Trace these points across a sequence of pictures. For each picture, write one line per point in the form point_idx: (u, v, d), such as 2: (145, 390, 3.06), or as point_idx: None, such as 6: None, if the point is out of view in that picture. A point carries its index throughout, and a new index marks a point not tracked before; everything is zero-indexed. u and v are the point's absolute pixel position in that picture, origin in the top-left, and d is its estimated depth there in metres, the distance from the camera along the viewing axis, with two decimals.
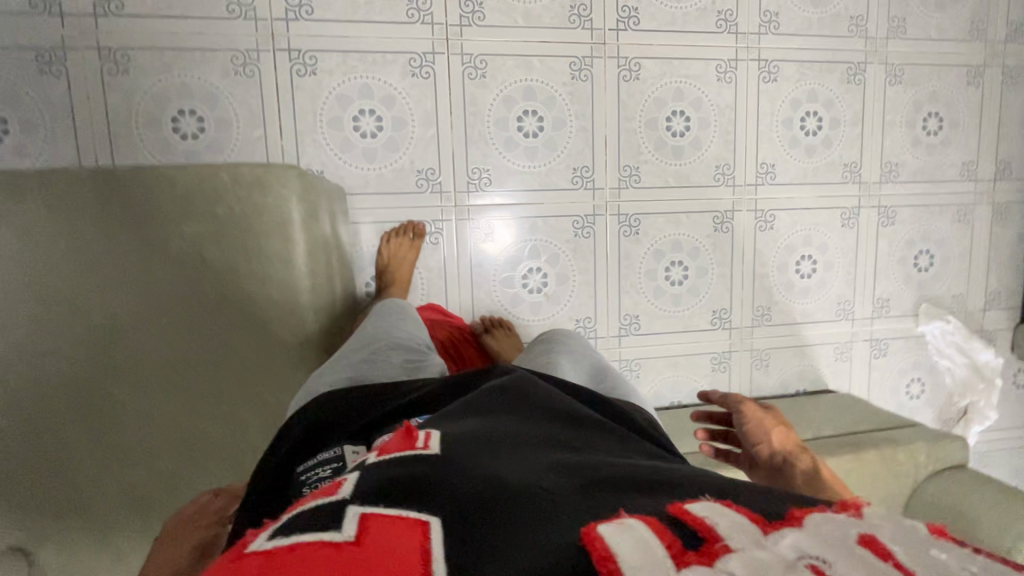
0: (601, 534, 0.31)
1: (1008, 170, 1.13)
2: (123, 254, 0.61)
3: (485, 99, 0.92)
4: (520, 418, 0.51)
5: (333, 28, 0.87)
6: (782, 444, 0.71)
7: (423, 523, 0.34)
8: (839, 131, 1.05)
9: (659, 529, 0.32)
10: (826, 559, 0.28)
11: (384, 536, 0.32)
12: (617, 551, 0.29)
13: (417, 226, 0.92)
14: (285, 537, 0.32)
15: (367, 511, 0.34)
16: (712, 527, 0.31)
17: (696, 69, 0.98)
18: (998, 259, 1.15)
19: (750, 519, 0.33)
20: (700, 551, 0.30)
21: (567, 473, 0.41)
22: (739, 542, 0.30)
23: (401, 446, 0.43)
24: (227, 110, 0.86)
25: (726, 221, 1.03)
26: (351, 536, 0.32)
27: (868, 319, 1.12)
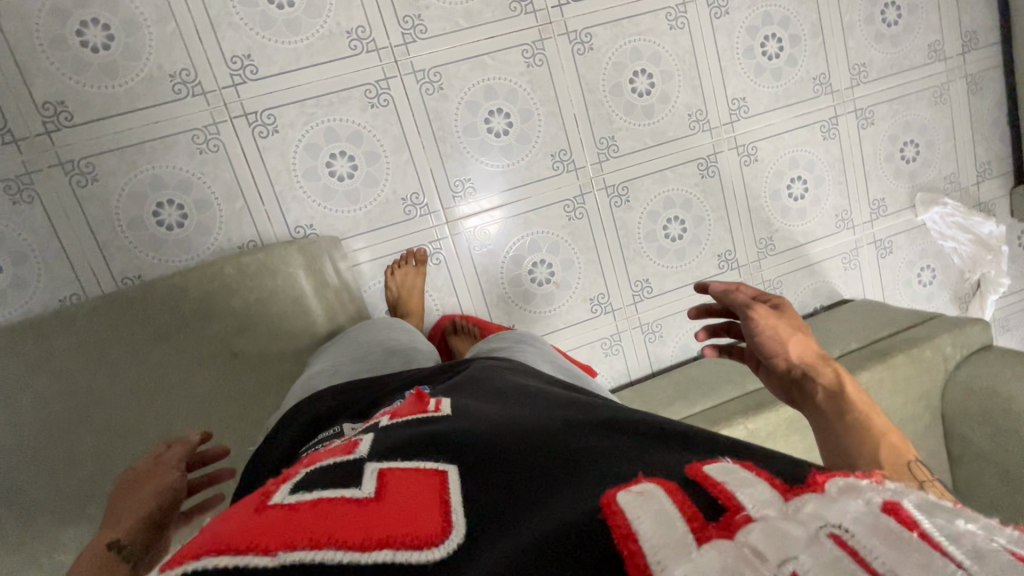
0: (621, 508, 0.33)
1: (975, 40, 1.11)
2: (167, 356, 0.72)
3: (448, 110, 0.92)
4: (534, 397, 0.53)
5: (282, 80, 0.86)
6: (800, 356, 0.64)
7: (441, 473, 0.40)
8: (801, 46, 1.03)
9: (680, 495, 0.33)
10: (848, 528, 0.28)
11: (401, 491, 0.37)
12: (637, 529, 0.31)
13: (417, 252, 0.92)
14: (305, 491, 0.36)
15: (384, 468, 0.39)
16: (734, 495, 0.32)
17: (647, 23, 0.96)
18: (983, 130, 1.15)
19: (772, 486, 0.33)
20: (720, 525, 0.30)
21: (586, 446, 0.43)
22: (763, 511, 0.31)
23: (414, 410, 0.50)
24: (204, 190, 0.86)
25: (711, 165, 1.03)
26: (372, 492, 0.36)
27: (867, 222, 1.13)
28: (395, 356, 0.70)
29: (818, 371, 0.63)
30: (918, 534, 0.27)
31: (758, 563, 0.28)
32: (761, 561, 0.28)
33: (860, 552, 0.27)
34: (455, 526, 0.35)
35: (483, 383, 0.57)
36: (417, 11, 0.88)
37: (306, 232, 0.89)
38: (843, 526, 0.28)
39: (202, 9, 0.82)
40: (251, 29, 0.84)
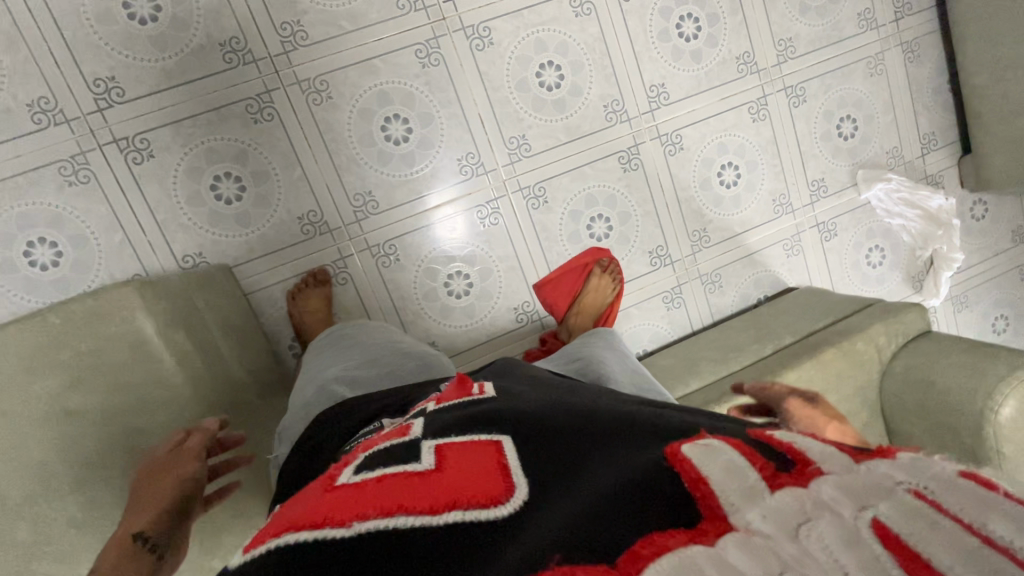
0: (689, 457, 0.33)
1: (907, 6, 1.05)
2: None
3: (340, 119, 0.86)
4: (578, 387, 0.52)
5: (154, 101, 0.80)
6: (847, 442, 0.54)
7: (496, 442, 0.38)
8: (720, 26, 0.97)
9: (750, 453, 0.33)
10: (927, 485, 0.28)
11: (461, 462, 0.36)
12: (708, 474, 0.31)
13: (317, 272, 0.87)
14: (368, 470, 0.35)
15: (441, 443, 0.37)
16: (803, 452, 0.32)
17: (550, 12, 0.90)
18: (924, 100, 1.10)
19: (839, 450, 0.32)
20: (793, 474, 0.31)
21: (641, 412, 0.43)
22: (831, 466, 0.31)
23: (458, 394, 0.46)
24: (78, 225, 0.80)
25: (633, 157, 0.97)
26: (431, 464, 0.35)
27: (808, 206, 1.07)
28: (412, 359, 0.70)
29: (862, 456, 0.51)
30: (1001, 494, 0.27)
31: (835, 509, 0.28)
32: (838, 509, 0.28)
33: (941, 505, 0.27)
34: (518, 486, 0.34)
35: (517, 368, 0.57)
36: (295, 17, 0.82)
37: (195, 261, 0.84)
38: (923, 484, 0.28)
39: (55, 30, 0.76)
40: (113, 49, 0.78)
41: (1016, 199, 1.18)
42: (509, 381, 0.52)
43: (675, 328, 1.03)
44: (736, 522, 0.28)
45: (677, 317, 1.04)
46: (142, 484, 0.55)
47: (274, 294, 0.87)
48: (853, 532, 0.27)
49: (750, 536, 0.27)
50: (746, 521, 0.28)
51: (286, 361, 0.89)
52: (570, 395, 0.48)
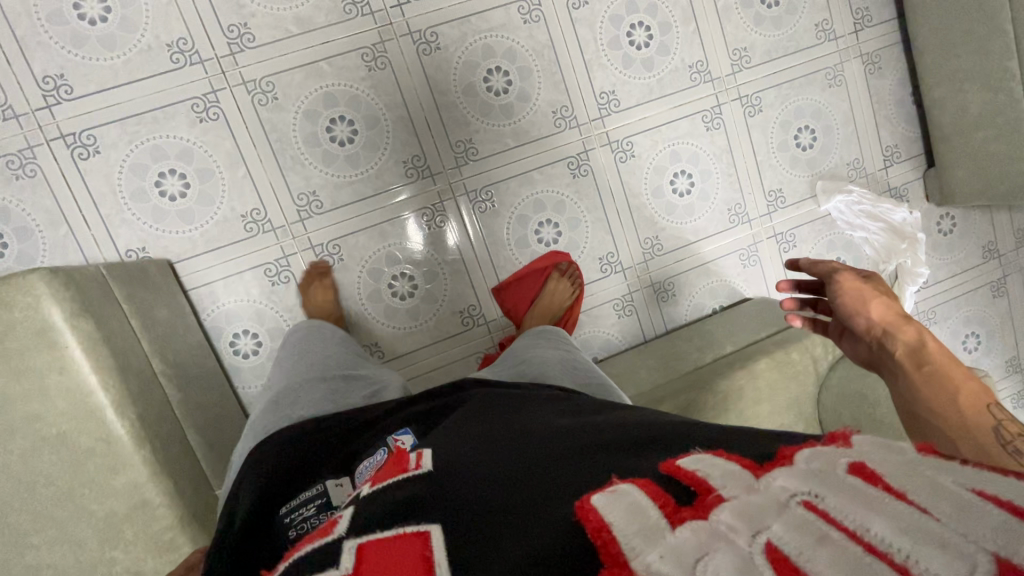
0: (594, 506, 0.32)
1: (868, 17, 1.05)
2: None
3: (286, 120, 0.87)
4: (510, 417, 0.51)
5: (101, 98, 0.82)
6: (883, 319, 0.64)
7: (423, 534, 0.36)
8: (672, 34, 0.98)
9: (654, 493, 0.32)
10: (818, 493, 0.28)
11: (380, 560, 0.33)
12: (609, 520, 0.30)
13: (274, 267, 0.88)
14: None
15: (362, 542, 0.36)
16: (704, 479, 0.32)
17: (498, 18, 0.91)
18: (887, 112, 1.08)
19: (742, 467, 0.32)
20: (694, 508, 0.30)
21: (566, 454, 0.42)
22: (732, 490, 0.30)
23: (393, 471, 0.44)
24: (23, 217, 0.81)
25: (582, 163, 0.97)
26: (347, 569, 0.33)
27: (765, 216, 1.06)
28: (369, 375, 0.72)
29: (901, 330, 0.62)
30: (882, 486, 0.27)
31: (733, 539, 0.27)
32: (733, 538, 0.27)
33: (831, 515, 0.26)
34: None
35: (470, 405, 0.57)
36: (243, 19, 0.84)
37: (137, 255, 0.85)
38: (815, 493, 0.28)
39: (7, 29, 0.78)
40: (63, 48, 0.80)
41: (986, 214, 1.16)
42: (456, 424, 0.52)
43: (625, 336, 1.02)
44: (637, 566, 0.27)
45: (628, 325, 1.03)
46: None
47: (216, 290, 0.88)
48: (746, 560, 0.25)
49: None
50: (646, 564, 0.27)
51: (226, 357, 0.89)
52: (513, 433, 0.48)
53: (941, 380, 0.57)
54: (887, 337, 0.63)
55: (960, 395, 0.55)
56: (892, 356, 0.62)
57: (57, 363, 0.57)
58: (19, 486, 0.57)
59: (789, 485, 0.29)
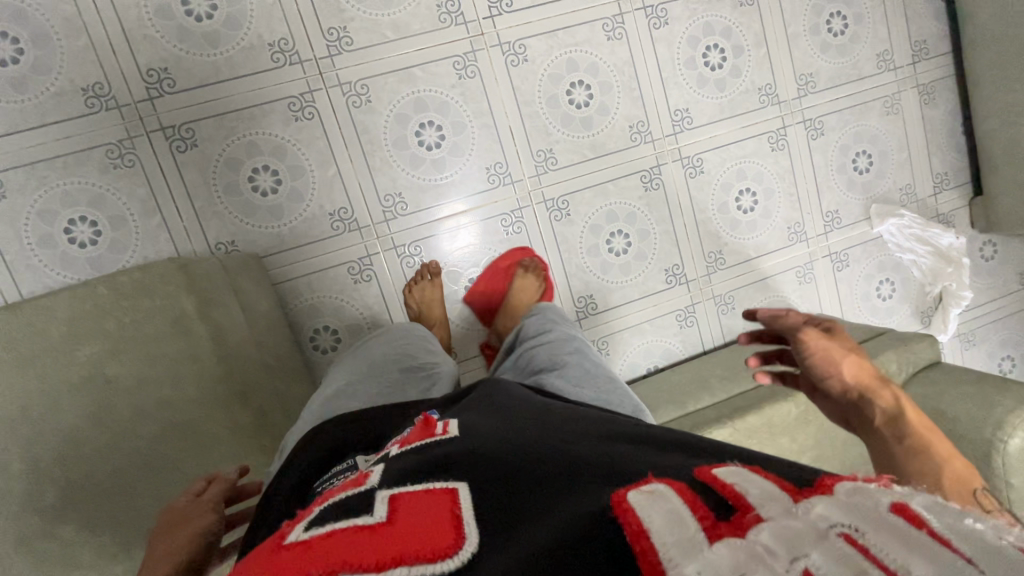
0: (631, 506, 0.29)
1: (925, 50, 1.09)
2: (22, 397, 0.55)
3: (377, 122, 0.89)
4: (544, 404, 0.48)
5: (201, 93, 0.83)
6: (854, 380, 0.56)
7: (451, 491, 0.35)
8: (744, 57, 1.02)
9: (691, 498, 0.29)
10: (858, 526, 0.25)
11: (415, 512, 0.33)
12: (649, 525, 0.27)
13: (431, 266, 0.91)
14: (319, 527, 0.32)
15: (394, 494, 0.35)
16: (742, 495, 0.29)
17: (584, 34, 0.95)
18: (938, 141, 1.13)
19: (779, 488, 0.29)
20: (731, 522, 0.27)
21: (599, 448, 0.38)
22: (771, 510, 0.27)
23: (421, 434, 0.43)
24: (118, 207, 0.82)
25: (655, 177, 1.00)
26: (383, 518, 0.32)
27: (821, 235, 1.10)
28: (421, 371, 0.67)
29: (876, 394, 0.55)
30: (927, 532, 0.24)
31: (769, 561, 0.24)
32: (770, 561, 0.24)
33: (874, 554, 0.24)
34: (469, 536, 0.31)
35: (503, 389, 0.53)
36: (342, 23, 0.86)
37: (227, 249, 0.86)
38: (855, 525, 0.25)
39: (115, 21, 0.80)
40: (168, 42, 0.82)
41: None
42: (486, 408, 0.48)
43: (686, 346, 1.05)
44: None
45: (689, 336, 1.05)
46: (160, 537, 0.49)
47: (300, 286, 0.89)
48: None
49: None
50: (685, 574, 0.25)
51: (306, 353, 0.90)
52: (542, 422, 0.44)
53: (924, 452, 0.49)
54: (864, 403, 0.55)
55: (945, 472, 0.48)
56: (870, 425, 0.54)
57: (189, 347, 0.61)
58: (149, 470, 0.58)
59: (827, 515, 0.26)
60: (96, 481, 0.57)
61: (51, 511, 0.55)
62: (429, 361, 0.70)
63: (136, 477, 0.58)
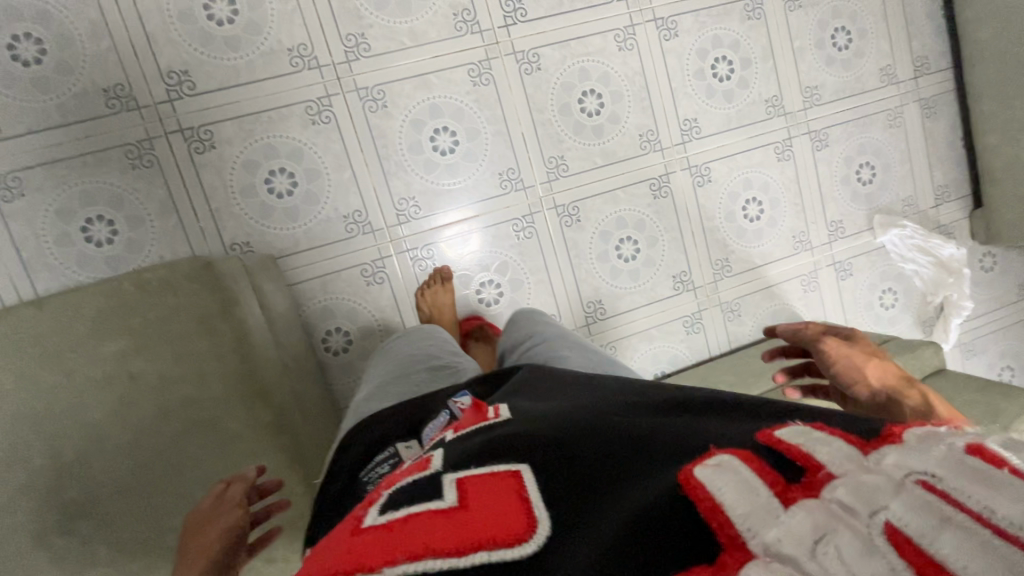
0: (700, 481, 0.30)
1: (927, 65, 1.12)
2: (49, 390, 0.56)
3: (393, 127, 0.90)
4: (582, 387, 0.49)
5: (221, 96, 0.84)
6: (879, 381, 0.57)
7: (515, 474, 0.35)
8: (751, 69, 1.04)
9: (759, 466, 0.30)
10: (936, 473, 0.27)
11: (485, 496, 0.33)
12: (723, 499, 0.29)
13: (443, 270, 0.93)
14: (395, 510, 0.33)
15: (462, 477, 0.35)
16: (810, 455, 0.30)
17: (596, 44, 0.97)
18: (940, 154, 1.16)
19: (846, 441, 0.30)
20: (804, 486, 0.29)
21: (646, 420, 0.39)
22: (844, 467, 0.29)
23: (474, 420, 0.45)
24: (136, 206, 0.83)
25: (664, 185, 1.02)
26: (454, 501, 0.33)
27: (826, 245, 1.12)
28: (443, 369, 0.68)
29: (905, 395, 0.55)
30: (1007, 470, 0.26)
31: (850, 520, 0.26)
32: (852, 521, 0.26)
33: (953, 497, 0.26)
34: (542, 521, 0.31)
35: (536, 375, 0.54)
36: (360, 30, 0.88)
37: (243, 250, 0.87)
38: (932, 471, 0.27)
39: (138, 24, 0.81)
40: (189, 45, 0.83)
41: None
42: (525, 399, 0.49)
43: (693, 353, 1.06)
44: (759, 549, 0.26)
45: (696, 342, 1.06)
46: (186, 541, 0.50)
47: (314, 287, 0.89)
48: (868, 542, 0.25)
49: (772, 561, 0.26)
50: (766, 544, 0.27)
51: (319, 354, 0.90)
52: (583, 401, 0.45)
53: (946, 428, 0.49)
54: (890, 401, 0.56)
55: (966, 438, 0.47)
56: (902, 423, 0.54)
57: (211, 346, 0.61)
58: (170, 465, 0.59)
59: (902, 462, 0.28)
60: (118, 475, 0.57)
61: (75, 502, 0.56)
62: (453, 360, 0.71)
63: (158, 472, 0.58)
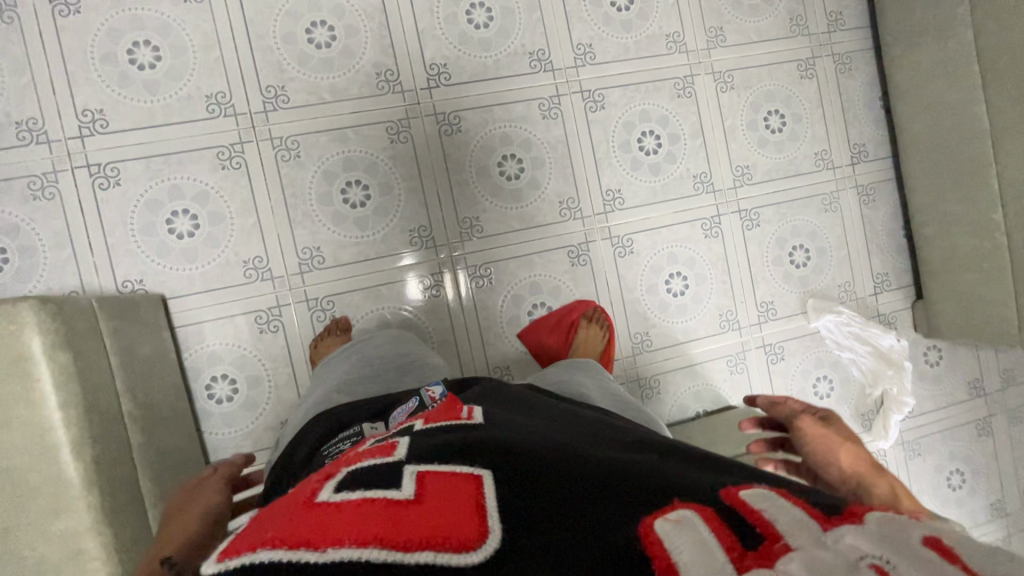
0: (659, 534, 0.33)
1: (865, 153, 1.11)
2: None
3: (304, 178, 0.90)
4: (554, 419, 0.53)
5: (133, 136, 0.86)
6: (851, 468, 0.60)
7: (477, 477, 0.39)
8: (680, 145, 1.04)
9: (717, 524, 0.33)
10: (888, 559, 0.29)
11: (441, 492, 0.36)
12: (678, 560, 0.31)
13: (339, 321, 0.89)
14: (353, 490, 0.35)
15: (423, 470, 0.38)
16: (771, 523, 0.32)
17: (519, 111, 0.97)
18: (879, 241, 1.13)
19: (810, 514, 0.33)
20: (760, 552, 0.31)
21: (615, 458, 0.43)
22: (800, 541, 0.31)
23: (445, 415, 0.48)
24: (30, 236, 0.83)
25: (582, 253, 1.00)
26: (410, 493, 0.35)
27: (755, 326, 1.08)
28: (408, 375, 0.77)
29: (875, 483, 0.58)
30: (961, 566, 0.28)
31: None
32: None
33: None
34: (493, 531, 0.34)
35: (505, 399, 0.58)
36: (281, 82, 0.90)
37: (134, 288, 0.86)
38: (884, 557, 0.29)
39: (61, 63, 0.84)
40: (108, 86, 0.85)
41: (973, 350, 1.17)
42: (503, 409, 0.54)
43: None
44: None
45: None
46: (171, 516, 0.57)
47: (204, 331, 0.88)
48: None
49: None
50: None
51: (199, 399, 0.87)
52: (563, 423, 0.52)
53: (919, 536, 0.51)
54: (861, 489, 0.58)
55: None
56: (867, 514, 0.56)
57: (24, 391, 0.56)
58: None
59: (857, 545, 0.30)
60: None
61: None
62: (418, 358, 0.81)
63: None
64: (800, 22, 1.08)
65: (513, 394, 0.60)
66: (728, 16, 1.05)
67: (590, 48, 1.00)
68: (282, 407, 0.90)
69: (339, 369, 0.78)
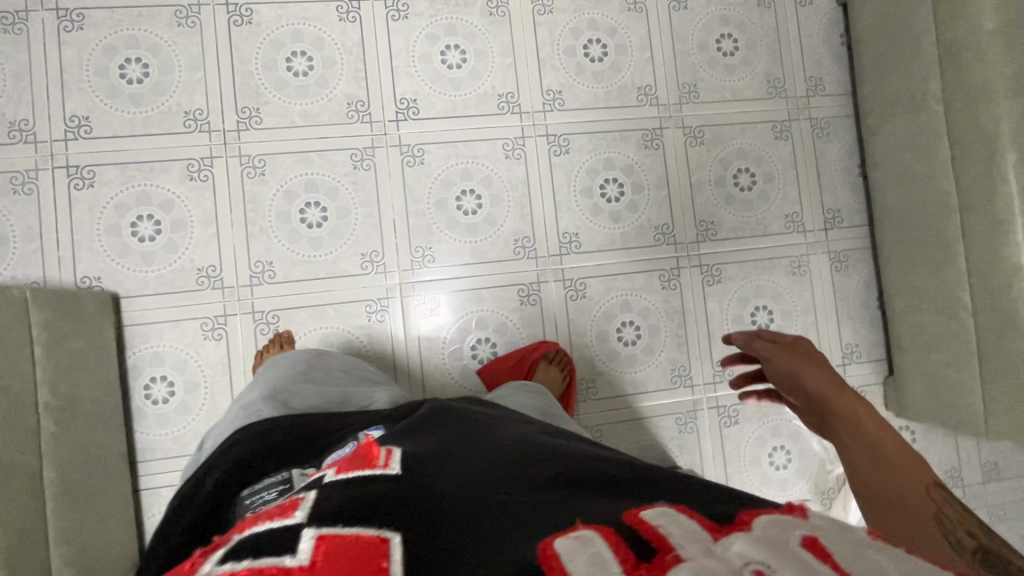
0: (557, 553, 0.29)
1: (839, 219, 1.09)
2: None
3: (265, 195, 0.94)
4: (473, 432, 0.50)
5: (112, 143, 0.92)
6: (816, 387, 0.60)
7: (383, 540, 0.33)
8: (643, 194, 1.04)
9: (615, 542, 0.30)
10: (771, 564, 0.27)
11: (341, 559, 0.30)
12: None
13: (283, 334, 0.91)
14: (235, 562, 0.30)
15: (324, 532, 0.32)
16: (666, 537, 0.30)
17: (483, 149, 1.00)
18: (850, 311, 1.09)
19: (701, 523, 0.31)
20: (651, 564, 0.28)
21: (527, 482, 0.40)
22: (690, 551, 0.28)
23: (361, 463, 0.41)
24: (4, 227, 0.89)
25: (533, 293, 1.00)
26: (305, 560, 0.30)
27: (709, 385, 1.04)
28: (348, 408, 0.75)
29: (839, 397, 0.58)
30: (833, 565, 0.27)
31: None
32: None
33: None
34: None
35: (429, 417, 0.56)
36: (256, 105, 0.95)
37: (91, 284, 0.90)
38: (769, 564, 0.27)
39: (58, 72, 0.91)
40: (96, 96, 0.92)
41: (950, 437, 1.10)
42: (421, 431, 0.51)
43: None
44: None
45: None
46: None
47: (150, 332, 0.91)
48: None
49: None
50: None
51: (136, 398, 0.90)
52: (480, 434, 0.49)
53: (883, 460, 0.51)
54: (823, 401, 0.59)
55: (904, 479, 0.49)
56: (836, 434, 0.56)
57: None
58: None
59: (744, 551, 0.28)
60: None
61: None
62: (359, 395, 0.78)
63: None
64: (778, 84, 1.08)
65: (437, 410, 0.58)
66: (703, 72, 1.06)
67: (559, 94, 1.02)
68: (214, 415, 0.91)
69: (279, 374, 0.79)
